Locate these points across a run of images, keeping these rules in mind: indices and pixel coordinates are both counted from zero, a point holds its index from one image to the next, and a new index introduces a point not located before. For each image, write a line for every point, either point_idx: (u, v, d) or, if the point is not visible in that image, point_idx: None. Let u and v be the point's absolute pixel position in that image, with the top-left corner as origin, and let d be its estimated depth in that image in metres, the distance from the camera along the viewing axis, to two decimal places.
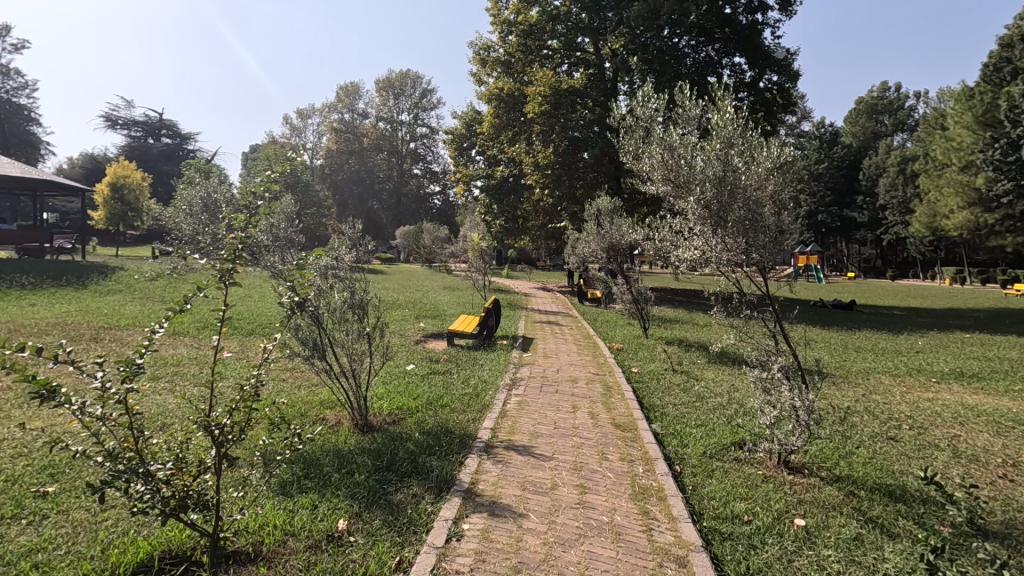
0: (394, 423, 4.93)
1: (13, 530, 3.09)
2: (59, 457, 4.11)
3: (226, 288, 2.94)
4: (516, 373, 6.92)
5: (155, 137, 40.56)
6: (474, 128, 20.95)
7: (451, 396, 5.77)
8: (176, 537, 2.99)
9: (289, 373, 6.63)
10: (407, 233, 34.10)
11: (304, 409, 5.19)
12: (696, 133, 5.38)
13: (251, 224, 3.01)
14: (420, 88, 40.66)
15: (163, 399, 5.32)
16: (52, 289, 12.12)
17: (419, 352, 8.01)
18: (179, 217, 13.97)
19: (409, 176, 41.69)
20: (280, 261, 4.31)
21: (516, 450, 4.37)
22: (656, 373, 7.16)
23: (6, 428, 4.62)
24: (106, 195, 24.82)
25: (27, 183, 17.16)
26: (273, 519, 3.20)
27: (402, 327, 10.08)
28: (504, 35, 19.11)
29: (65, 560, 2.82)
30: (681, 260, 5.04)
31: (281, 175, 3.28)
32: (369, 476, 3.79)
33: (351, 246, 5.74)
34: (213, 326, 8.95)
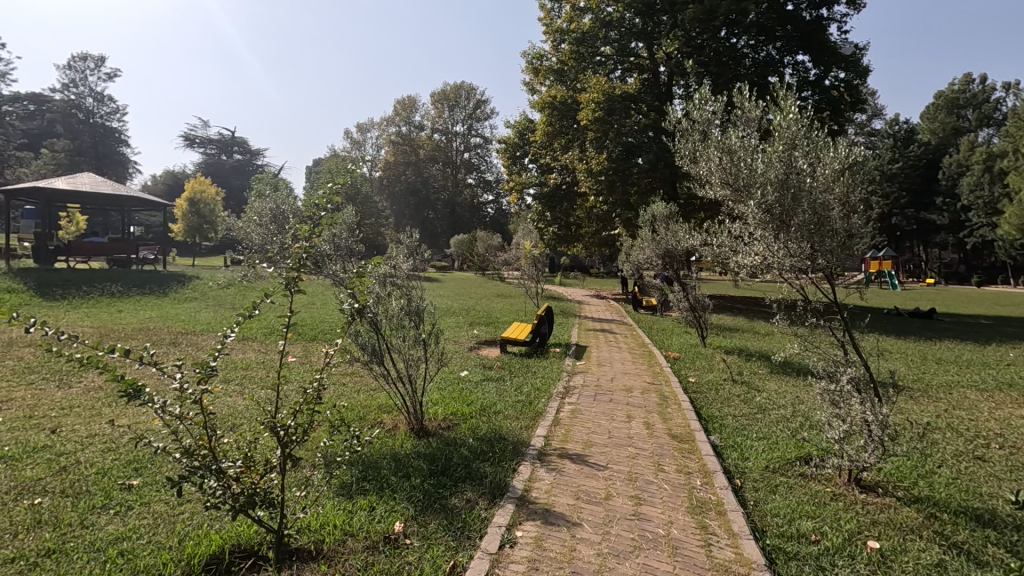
0: (448, 428, 5.01)
1: (103, 519, 3.36)
2: (142, 453, 4.41)
3: (291, 297, 3.08)
4: (569, 382, 6.86)
5: (228, 153, 43.17)
6: (528, 136, 21.02)
7: (504, 403, 5.79)
8: (244, 532, 3.16)
9: (350, 377, 6.88)
10: (461, 242, 34.61)
11: (362, 413, 5.37)
12: (756, 136, 5.21)
13: (315, 235, 3.17)
14: (474, 99, 41.48)
15: (234, 401, 5.64)
16: (137, 296, 13.10)
17: (473, 359, 8.10)
18: (250, 228, 14.77)
19: (463, 185, 42.53)
20: (342, 269, 4.46)
21: (570, 458, 4.34)
22: (714, 383, 6.92)
23: (98, 425, 5.01)
24: (184, 209, 26.53)
25: (117, 199, 18.61)
26: (333, 519, 3.32)
27: (456, 335, 10.22)
28: (558, 43, 19.24)
29: (147, 549, 3.03)
30: (742, 266, 4.87)
31: (343, 187, 3.39)
32: (424, 480, 3.85)
33: (408, 254, 5.91)
34: (279, 332, 9.39)
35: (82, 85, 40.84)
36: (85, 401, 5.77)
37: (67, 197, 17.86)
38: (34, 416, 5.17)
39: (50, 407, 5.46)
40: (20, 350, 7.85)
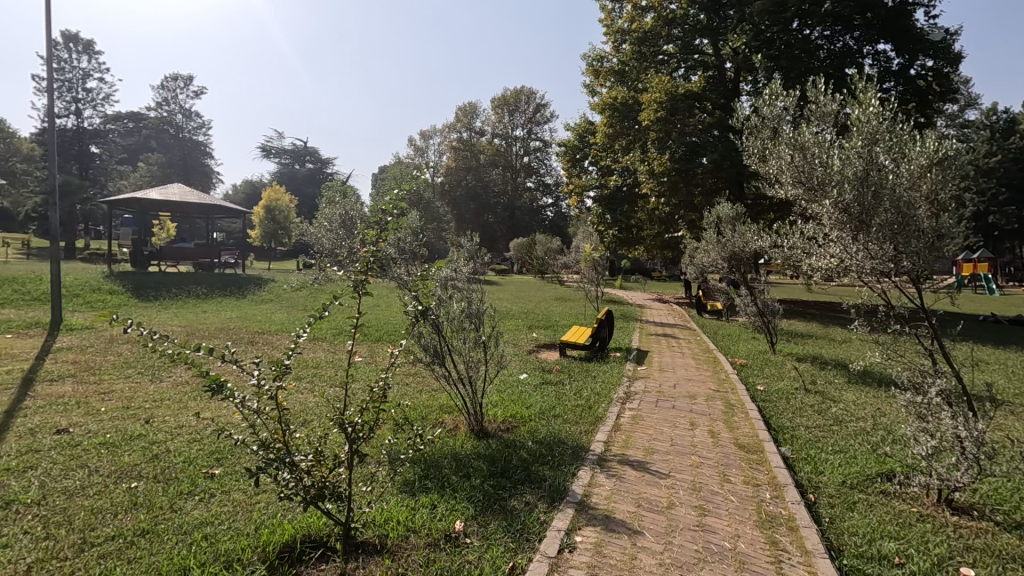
0: (508, 430, 5.04)
1: (190, 504, 3.63)
2: (223, 444, 4.72)
3: (359, 299, 3.20)
4: (630, 387, 6.73)
5: (301, 163, 45.48)
6: (588, 138, 20.86)
7: (564, 407, 5.77)
8: (314, 523, 3.30)
9: (413, 377, 7.07)
10: (521, 245, 34.75)
11: (425, 412, 5.51)
12: (832, 131, 4.93)
13: (381, 239, 3.29)
14: (534, 103, 41.67)
15: (305, 397, 5.93)
16: (219, 298, 14.01)
17: (532, 362, 8.11)
18: (321, 233, 15.51)
19: (523, 189, 42.93)
20: (406, 272, 4.60)
21: (631, 464, 4.26)
22: (785, 392, 6.58)
23: (185, 417, 5.41)
24: (262, 216, 28.15)
25: (202, 208, 20.00)
26: (397, 515, 3.42)
27: (515, 338, 10.27)
28: (618, 43, 19.02)
29: (228, 534, 3.24)
30: (816, 269, 4.61)
31: (407, 193, 3.48)
32: (484, 481, 3.90)
33: (469, 258, 6.02)
34: (346, 333, 9.79)
35: (173, 103, 44.30)
36: (175, 394, 6.23)
37: (160, 206, 19.41)
38: (131, 407, 5.65)
39: (144, 400, 5.93)
40: (119, 346, 8.59)
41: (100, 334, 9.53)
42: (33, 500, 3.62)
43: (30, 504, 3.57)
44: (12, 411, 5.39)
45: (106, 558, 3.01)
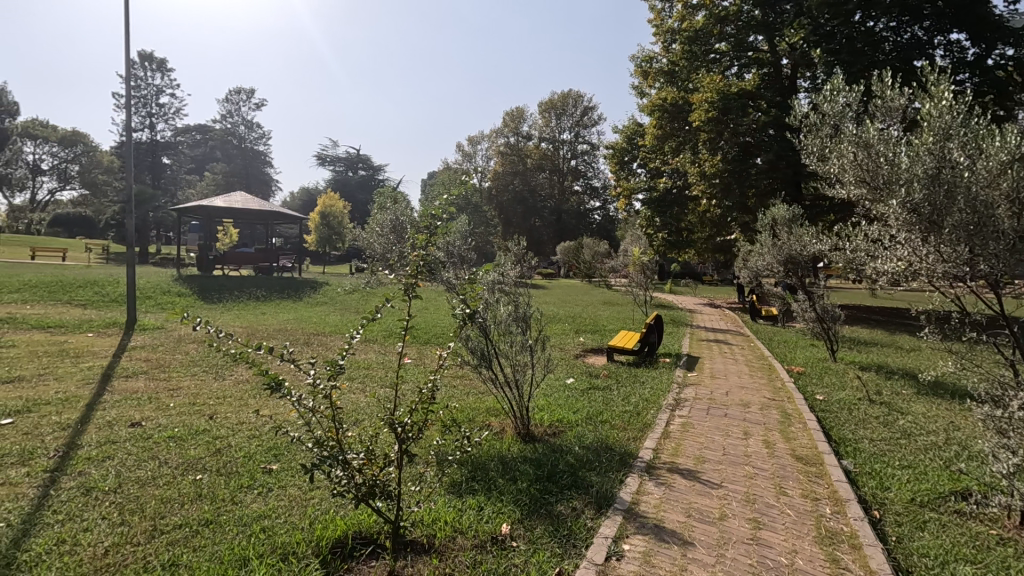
0: (555, 435, 5.02)
1: (250, 497, 3.80)
2: (280, 441, 4.93)
3: (409, 302, 3.28)
4: (680, 394, 6.57)
5: (354, 170, 46.96)
6: (636, 141, 20.58)
7: (611, 412, 5.69)
8: (365, 520, 3.39)
9: (460, 380, 7.15)
10: (567, 249, 34.59)
11: (472, 414, 5.57)
12: (900, 127, 4.68)
13: (431, 243, 3.35)
14: (582, 106, 41.56)
15: (357, 397, 6.11)
16: (277, 301, 14.65)
17: (579, 367, 8.06)
18: (373, 238, 15.97)
19: (569, 193, 43.25)
20: (455, 276, 4.67)
21: (681, 473, 4.16)
22: (847, 403, 6.26)
23: (246, 413, 5.67)
24: (317, 222, 29.23)
25: (263, 214, 20.98)
26: (444, 515, 3.46)
27: (562, 342, 10.23)
28: (668, 43, 18.70)
29: (284, 528, 3.37)
30: (882, 273, 4.37)
31: (457, 198, 3.53)
32: (530, 485, 3.89)
33: (516, 261, 6.04)
34: (396, 335, 10.04)
35: (236, 115, 46.74)
36: (236, 391, 6.56)
37: (225, 213, 20.51)
38: (197, 403, 5.98)
39: (209, 396, 6.27)
40: (188, 345, 9.13)
41: (170, 333, 10.14)
42: (110, 488, 3.88)
43: (107, 492, 3.83)
44: (92, 404, 5.81)
45: (174, 545, 3.19)
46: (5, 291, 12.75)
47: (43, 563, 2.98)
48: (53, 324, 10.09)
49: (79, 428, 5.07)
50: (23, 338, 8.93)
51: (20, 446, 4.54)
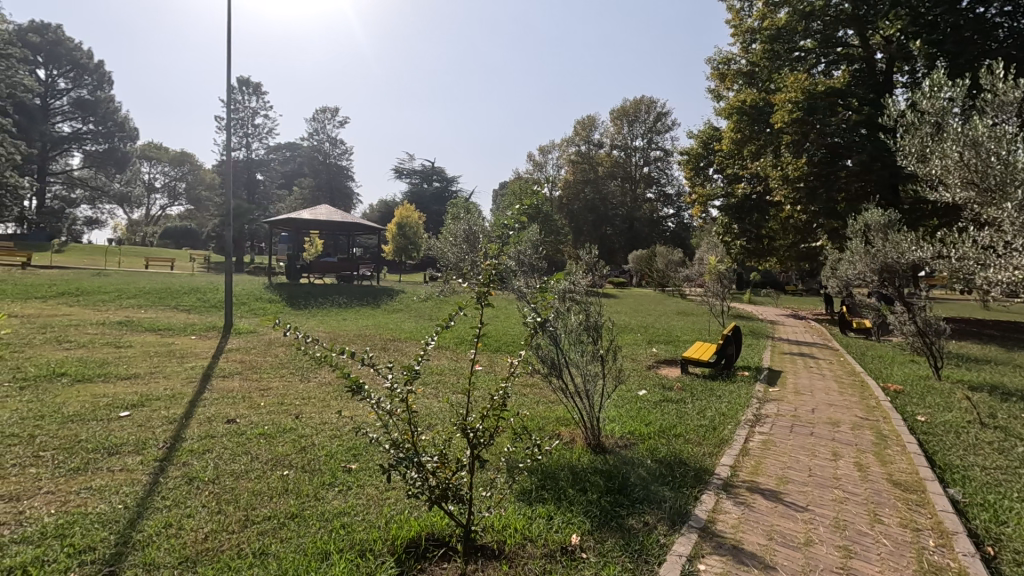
0: (626, 447, 4.92)
1: (331, 494, 4.02)
2: (359, 441, 5.16)
3: (482, 309, 3.35)
4: (761, 409, 6.24)
5: (429, 182, 48.60)
6: (713, 145, 19.90)
7: (686, 426, 5.50)
8: (437, 523, 3.48)
9: (530, 388, 7.17)
10: (640, 257, 33.90)
11: (542, 423, 5.58)
12: (1015, 123, 4.26)
13: (504, 252, 3.41)
14: (655, 112, 40.88)
15: (431, 402, 6.31)
16: (357, 308, 15.41)
17: (652, 378, 7.85)
18: (447, 247, 16.44)
19: (642, 201, 42.39)
20: (526, 285, 4.73)
21: (762, 493, 3.95)
22: (954, 426, 5.68)
23: (329, 414, 5.99)
24: (394, 232, 30.45)
25: (345, 226, 22.17)
26: (515, 522, 3.48)
27: (634, 352, 10.03)
28: (748, 43, 18.03)
29: (362, 525, 3.53)
30: (995, 283, 3.99)
31: (529, 208, 3.55)
32: (600, 497, 3.84)
33: (587, 270, 6.02)
34: (468, 342, 10.25)
35: (322, 133, 49.84)
36: (320, 392, 6.95)
37: (311, 225, 21.85)
38: (285, 403, 6.40)
39: (295, 396, 6.69)
40: (277, 348, 9.81)
41: (262, 337, 10.93)
42: (209, 478, 4.23)
43: (207, 481, 4.18)
44: (195, 401, 6.37)
45: (264, 535, 3.42)
46: (125, 296, 14.27)
47: (153, 544, 3.29)
48: (164, 327, 11.18)
49: (185, 422, 5.57)
50: (139, 339, 9.97)
51: (135, 437, 5.04)
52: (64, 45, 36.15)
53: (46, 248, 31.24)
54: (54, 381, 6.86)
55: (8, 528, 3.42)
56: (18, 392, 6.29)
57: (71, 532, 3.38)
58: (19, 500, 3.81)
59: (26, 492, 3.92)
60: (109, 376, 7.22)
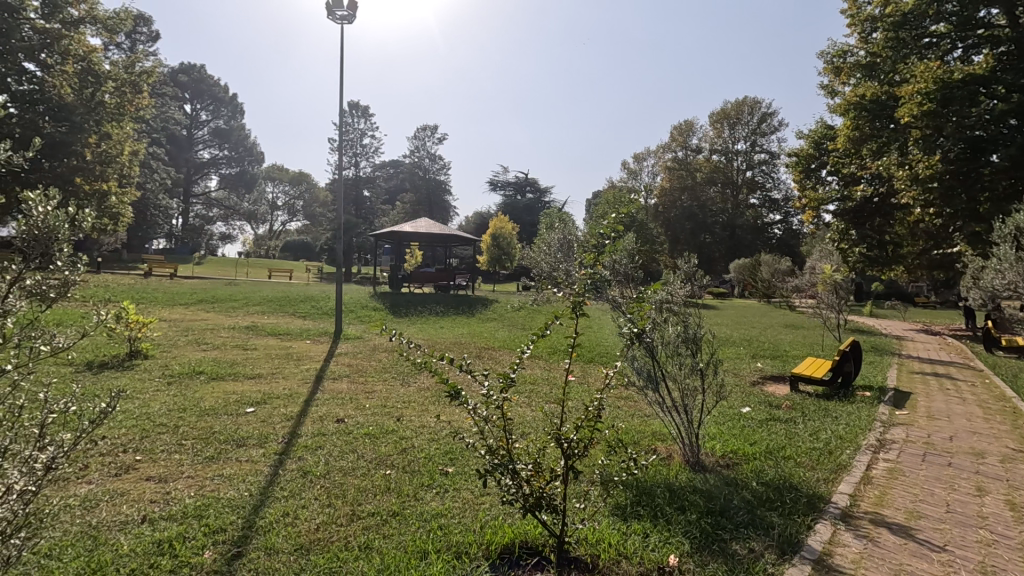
0: (728, 467, 4.65)
1: (430, 495, 4.18)
2: (456, 446, 5.33)
3: (577, 320, 3.33)
4: (885, 434, 5.62)
5: (522, 193, 49.34)
6: (826, 145, 18.44)
7: (796, 448, 5.10)
8: (531, 531, 3.49)
9: (625, 401, 7.01)
10: (743, 267, 32.03)
11: (637, 437, 5.43)
12: None
13: (599, 262, 3.36)
14: (759, 113, 38.66)
15: (525, 410, 6.38)
16: (453, 316, 15.96)
17: (757, 396, 7.34)
18: (540, 257, 16.56)
19: (745, 206, 40.18)
20: (621, 295, 4.66)
21: (888, 526, 3.56)
22: None
23: (428, 418, 6.25)
24: (489, 243, 31.20)
25: (443, 237, 23.09)
26: (609, 537, 3.41)
27: (736, 367, 9.48)
28: (867, 33, 16.65)
29: (458, 528, 3.64)
30: None
31: (625, 216, 3.46)
32: (700, 518, 3.67)
33: (686, 279, 5.78)
34: (561, 352, 10.24)
35: (422, 150, 52.42)
36: (420, 397, 7.26)
37: (411, 237, 22.98)
38: (388, 405, 6.76)
39: (397, 400, 7.04)
40: (381, 353, 10.41)
41: (367, 342, 11.66)
42: (320, 473, 4.56)
43: (318, 476, 4.51)
44: (309, 401, 6.90)
45: (369, 529, 3.63)
46: (251, 304, 15.83)
47: (272, 530, 3.59)
48: (283, 332, 12.26)
49: (300, 420, 6.06)
50: (262, 342, 11.00)
51: (259, 431, 5.57)
52: (205, 82, 41.10)
53: (188, 261, 35.57)
54: (194, 378, 7.78)
55: (158, 506, 3.91)
56: (167, 387, 7.18)
57: (206, 513, 3.78)
58: (167, 482, 4.34)
59: (172, 476, 4.47)
60: (237, 376, 8.03)
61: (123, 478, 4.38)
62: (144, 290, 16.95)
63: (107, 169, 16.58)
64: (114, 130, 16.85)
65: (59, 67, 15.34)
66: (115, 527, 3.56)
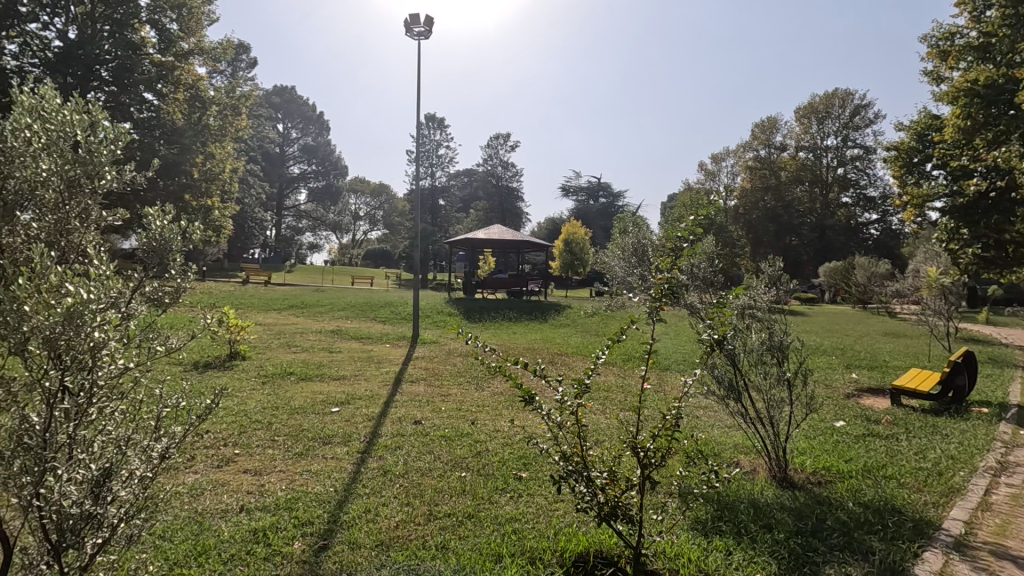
0: (820, 484, 4.35)
1: (504, 499, 4.21)
2: (529, 450, 5.35)
3: (653, 326, 3.24)
4: (1007, 456, 5.03)
5: (595, 198, 48.86)
6: (930, 137, 16.87)
7: (899, 467, 4.68)
8: (606, 541, 3.43)
9: (704, 410, 6.74)
10: (834, 271, 29.88)
11: (718, 448, 5.21)
12: None
13: (676, 266, 3.25)
14: (852, 105, 36.02)
15: (599, 418, 6.31)
16: (526, 321, 16.06)
17: (852, 409, 6.82)
18: (614, 261, 16.29)
19: (836, 206, 37.54)
20: (700, 300, 4.50)
21: (1013, 560, 3.18)
22: None
23: (502, 422, 6.33)
24: (562, 249, 31.13)
25: (515, 244, 23.30)
26: (688, 551, 3.28)
27: (828, 377, 8.85)
28: (979, 12, 15.12)
29: (532, 533, 3.64)
30: None
31: (705, 217, 3.31)
32: (789, 537, 3.45)
33: (771, 283, 5.47)
34: (636, 359, 10.01)
35: (496, 158, 53.20)
36: (494, 401, 7.37)
37: (485, 244, 23.38)
38: (463, 409, 6.91)
39: (472, 403, 7.19)
40: (456, 357, 10.65)
41: (442, 346, 11.98)
42: (400, 472, 4.74)
43: (398, 475, 4.68)
44: (389, 401, 7.20)
45: (445, 530, 3.71)
46: (336, 309, 16.74)
47: (355, 526, 3.76)
48: (365, 336, 12.85)
49: (381, 420, 6.32)
50: (345, 345, 11.61)
51: (344, 430, 5.87)
52: (295, 102, 44.16)
53: (280, 269, 38.11)
54: (286, 378, 8.35)
55: (254, 497, 4.20)
56: (262, 386, 7.76)
57: (296, 506, 4.03)
58: (261, 475, 4.67)
59: (266, 469, 4.80)
60: (324, 376, 8.53)
61: (225, 469, 4.77)
62: (242, 296, 18.37)
63: (211, 185, 18.19)
64: (217, 149, 18.43)
65: (173, 95, 17.00)
66: (217, 514, 3.87)
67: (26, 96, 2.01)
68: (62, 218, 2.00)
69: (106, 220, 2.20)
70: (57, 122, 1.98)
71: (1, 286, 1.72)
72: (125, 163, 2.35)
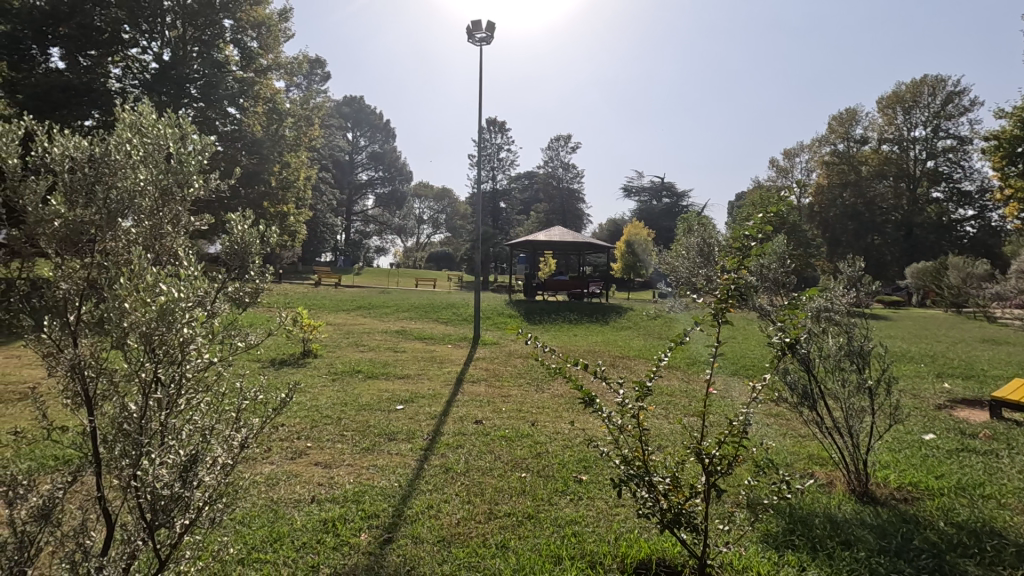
0: (907, 501, 4.03)
1: (564, 501, 4.18)
2: (590, 454, 5.28)
3: (718, 328, 3.13)
4: None
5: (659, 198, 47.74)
6: None
7: (999, 486, 4.27)
8: (669, 549, 3.33)
9: (776, 418, 6.41)
10: (921, 271, 27.73)
11: (790, 458, 4.96)
12: None
13: (744, 266, 3.11)
14: (944, 93, 33.14)
15: (662, 422, 6.14)
16: (587, 324, 15.96)
17: (944, 421, 6.28)
18: (677, 262, 15.84)
19: (925, 201, 34.73)
20: (770, 303, 4.29)
21: None
22: None
23: (562, 424, 6.31)
24: (623, 250, 30.60)
25: (576, 245, 23.15)
26: (758, 565, 3.14)
27: (916, 386, 8.20)
28: None
29: (593, 537, 3.60)
30: None
31: (775, 215, 3.14)
32: (871, 556, 3.22)
33: (851, 284, 5.13)
34: (702, 364, 9.67)
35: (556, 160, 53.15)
36: (553, 403, 7.34)
37: (546, 246, 23.38)
38: (523, 410, 6.93)
39: (532, 404, 7.23)
40: (516, 359, 10.73)
41: (502, 347, 12.10)
42: (461, 470, 4.81)
43: (459, 473, 4.77)
44: (451, 401, 7.32)
45: (505, 529, 3.74)
46: (401, 310, 17.30)
47: (417, 521, 3.85)
48: (428, 336, 13.18)
49: (443, 419, 6.43)
50: (409, 345, 11.96)
51: (408, 428, 6.03)
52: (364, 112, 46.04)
53: (348, 271, 39.75)
54: (354, 376, 8.68)
55: (324, 488, 4.41)
56: (331, 383, 8.12)
57: (364, 499, 4.19)
58: (331, 468, 4.88)
59: (335, 462, 5.01)
60: (389, 375, 8.80)
61: (298, 461, 5.03)
62: (314, 297, 19.32)
63: (286, 192, 19.26)
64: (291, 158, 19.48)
65: (253, 109, 18.17)
66: (291, 504, 4.08)
67: (128, 114, 2.23)
68: (157, 223, 2.18)
69: (195, 226, 2.39)
70: (152, 136, 2.18)
71: (106, 287, 1.90)
72: (211, 172, 2.54)
